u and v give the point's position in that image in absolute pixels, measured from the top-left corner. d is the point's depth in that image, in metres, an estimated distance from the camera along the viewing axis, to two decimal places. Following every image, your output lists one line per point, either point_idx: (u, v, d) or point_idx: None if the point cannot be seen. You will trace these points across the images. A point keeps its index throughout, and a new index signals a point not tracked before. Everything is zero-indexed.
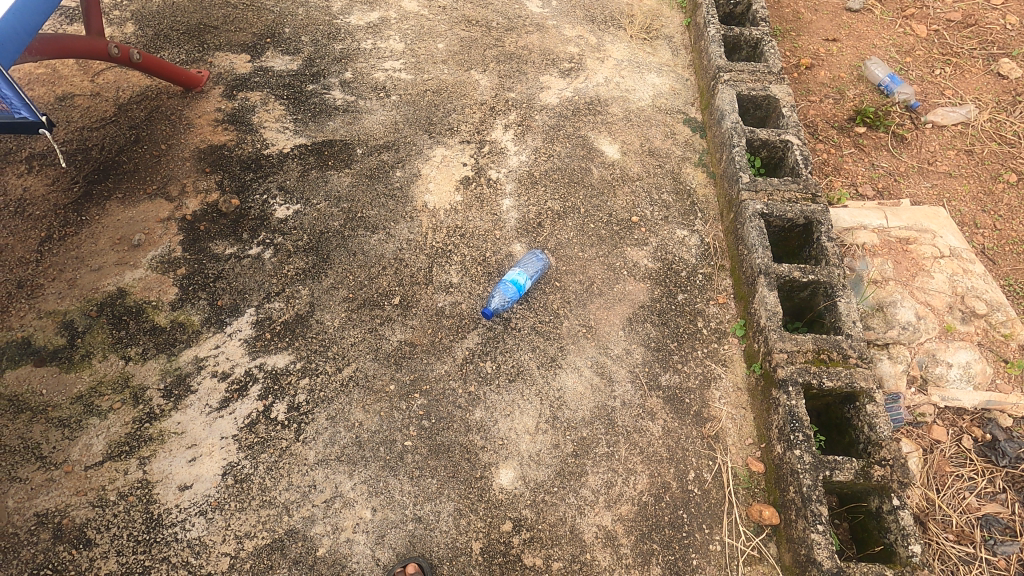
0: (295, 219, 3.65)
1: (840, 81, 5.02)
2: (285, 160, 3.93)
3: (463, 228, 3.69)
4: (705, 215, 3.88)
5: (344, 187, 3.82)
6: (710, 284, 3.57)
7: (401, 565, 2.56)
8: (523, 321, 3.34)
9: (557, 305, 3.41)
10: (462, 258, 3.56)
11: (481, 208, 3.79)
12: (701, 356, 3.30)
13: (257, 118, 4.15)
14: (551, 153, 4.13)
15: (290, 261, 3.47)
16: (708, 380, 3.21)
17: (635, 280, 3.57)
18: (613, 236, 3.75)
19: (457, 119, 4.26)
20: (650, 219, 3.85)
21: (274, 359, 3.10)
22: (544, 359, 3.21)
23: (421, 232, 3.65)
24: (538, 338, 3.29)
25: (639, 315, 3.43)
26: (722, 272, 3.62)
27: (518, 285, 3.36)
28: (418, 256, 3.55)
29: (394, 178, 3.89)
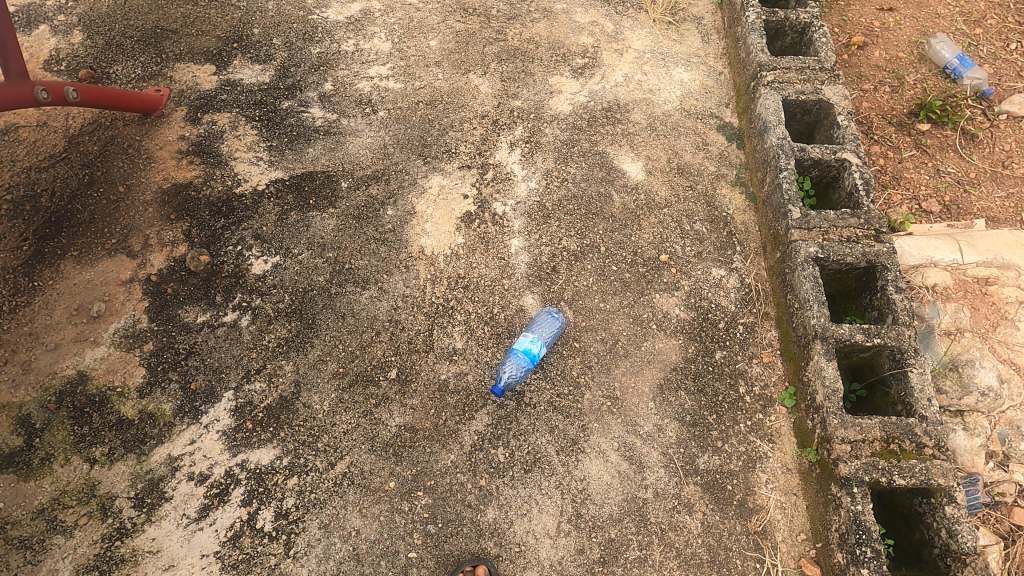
0: (274, 275, 3.19)
1: (898, 63, 4.30)
2: (260, 200, 3.42)
3: (467, 277, 3.22)
4: (745, 249, 3.35)
5: (328, 232, 3.33)
6: (752, 338, 3.10)
7: (470, 564, 2.52)
8: (538, 396, 2.91)
9: (577, 372, 2.98)
10: (467, 317, 3.10)
11: (486, 251, 3.30)
12: (744, 430, 2.88)
13: (226, 147, 3.61)
14: (565, 176, 3.57)
15: (271, 329, 3.04)
16: (753, 462, 2.81)
17: (666, 336, 3.11)
18: (640, 280, 3.26)
19: (455, 137, 3.69)
20: (681, 257, 3.33)
21: (258, 456, 2.74)
22: (564, 443, 2.82)
23: (419, 285, 3.18)
24: (557, 417, 2.87)
25: (671, 380, 2.99)
26: (766, 321, 3.14)
27: (531, 355, 2.91)
28: (415, 316, 3.09)
29: (386, 217, 3.39)
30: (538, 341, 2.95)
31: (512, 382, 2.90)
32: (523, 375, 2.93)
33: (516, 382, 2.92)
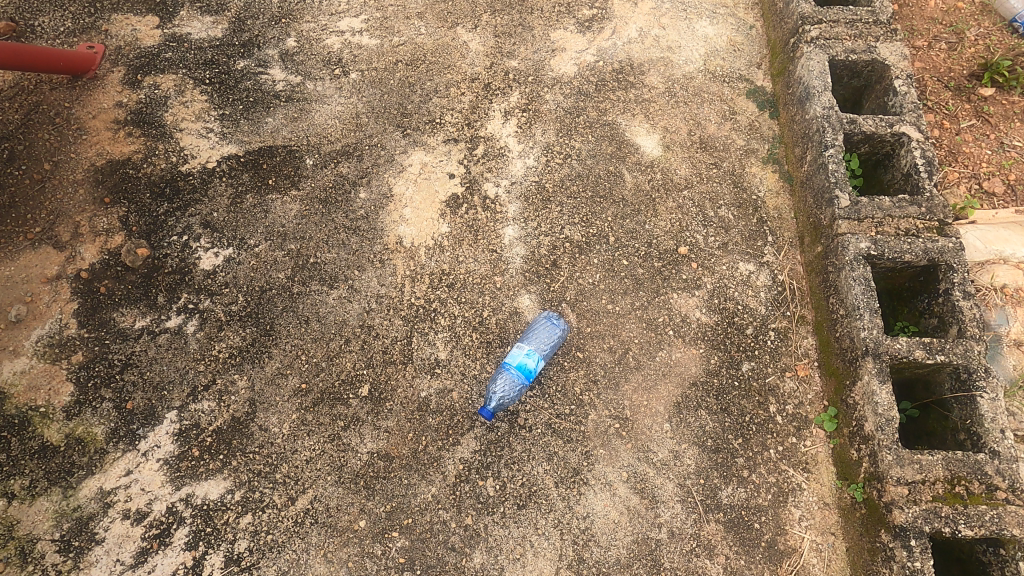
0: (225, 271, 2.72)
1: (957, 15, 3.69)
2: (210, 180, 2.92)
3: (452, 274, 2.76)
4: (778, 240, 2.87)
5: (290, 219, 2.84)
6: (785, 347, 2.66)
7: None
8: (534, 417, 2.49)
9: (580, 388, 2.55)
10: (452, 322, 2.66)
11: (475, 243, 2.83)
12: (775, 458, 2.47)
13: (170, 115, 3.07)
14: (568, 152, 3.05)
15: (221, 336, 2.59)
16: (785, 495, 2.41)
17: (685, 344, 2.66)
18: (654, 277, 2.79)
19: (439, 104, 3.15)
20: (703, 250, 2.85)
21: (205, 489, 2.34)
22: (564, 473, 2.41)
23: (396, 284, 2.73)
24: (556, 442, 2.46)
25: (690, 398, 2.56)
26: (802, 327, 2.69)
27: (526, 371, 2.47)
28: (391, 321, 2.65)
29: (358, 201, 2.89)
30: (538, 354, 2.50)
31: (505, 402, 2.49)
32: (518, 393, 2.51)
33: (510, 402, 2.50)
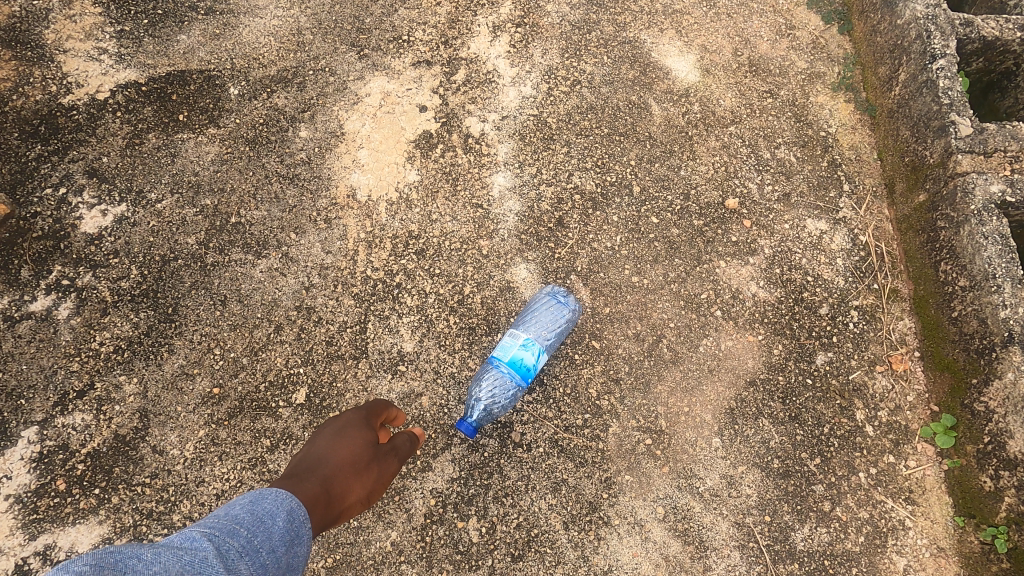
0: (115, 235, 2.01)
1: None
2: (99, 115, 2.18)
3: (422, 237, 2.05)
4: (858, 189, 2.15)
5: (206, 166, 2.12)
6: (873, 331, 1.96)
7: None
8: (535, 432, 1.81)
9: (597, 391, 1.87)
10: (421, 302, 1.96)
11: (453, 196, 2.11)
12: (866, 484, 1.79)
13: (52, 32, 2.28)
14: (578, 77, 2.31)
15: (105, 323, 1.89)
16: (880, 537, 1.74)
17: (737, 329, 1.97)
18: (694, 240, 2.08)
19: (408, 16, 2.39)
20: (758, 203, 2.14)
21: (74, 538, 1.67)
22: (576, 510, 1.74)
23: (347, 251, 2.02)
24: (565, 466, 1.78)
25: (748, 403, 1.87)
26: (896, 304, 1.99)
27: (522, 370, 1.77)
28: (340, 302, 1.95)
29: (297, 141, 2.17)
30: (539, 345, 1.79)
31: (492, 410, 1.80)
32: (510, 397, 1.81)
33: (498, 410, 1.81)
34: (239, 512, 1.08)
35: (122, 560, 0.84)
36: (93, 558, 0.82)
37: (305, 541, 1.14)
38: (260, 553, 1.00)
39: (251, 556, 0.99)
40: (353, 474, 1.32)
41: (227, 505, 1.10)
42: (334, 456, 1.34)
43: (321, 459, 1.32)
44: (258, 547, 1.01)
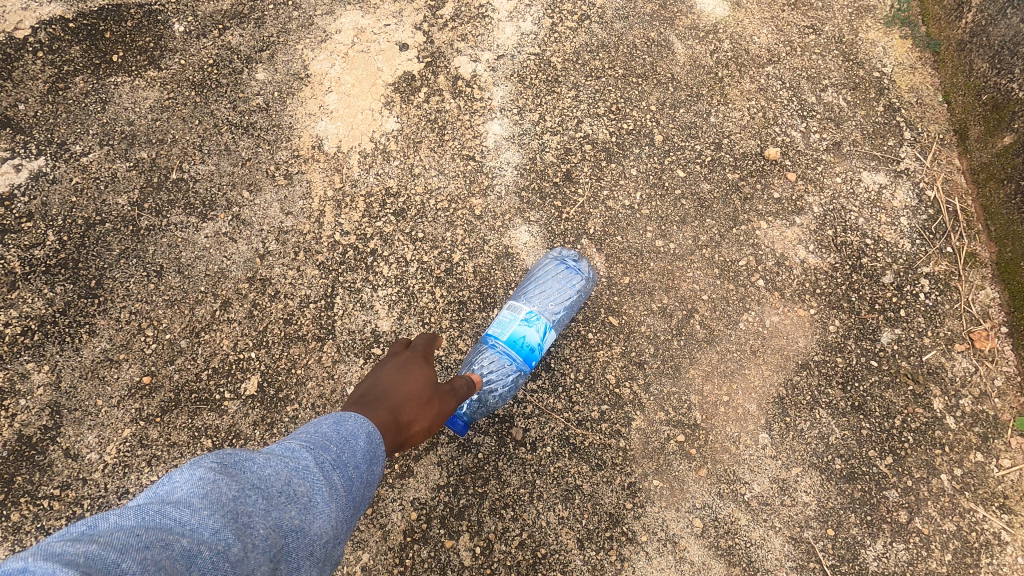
0: (30, 195, 1.66)
1: None
2: (16, 56, 1.82)
3: (402, 194, 1.70)
4: (922, 136, 1.80)
5: (143, 114, 1.77)
6: (948, 303, 1.62)
7: None
8: (541, 428, 1.47)
9: (617, 377, 1.52)
10: (400, 272, 1.61)
11: (440, 146, 1.76)
12: (951, 489, 1.45)
13: None
14: (587, 9, 1.95)
15: (13, 301, 1.55)
16: (972, 555, 1.40)
17: (784, 302, 1.62)
18: (729, 197, 1.73)
19: None
20: (803, 153, 1.79)
21: None
22: (594, 524, 1.40)
23: (310, 212, 1.67)
24: (579, 470, 1.44)
25: (801, 391, 1.53)
26: (975, 270, 1.65)
27: (527, 352, 1.43)
28: (302, 272, 1.60)
29: (253, 85, 1.81)
30: (545, 322, 1.45)
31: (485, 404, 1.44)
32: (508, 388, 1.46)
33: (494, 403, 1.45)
34: (326, 424, 0.98)
35: (233, 464, 0.81)
36: (211, 459, 0.80)
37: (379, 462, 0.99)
38: (351, 470, 0.91)
39: (346, 471, 0.90)
40: (422, 406, 1.14)
41: (313, 420, 1.00)
42: (401, 387, 1.15)
43: (388, 390, 1.13)
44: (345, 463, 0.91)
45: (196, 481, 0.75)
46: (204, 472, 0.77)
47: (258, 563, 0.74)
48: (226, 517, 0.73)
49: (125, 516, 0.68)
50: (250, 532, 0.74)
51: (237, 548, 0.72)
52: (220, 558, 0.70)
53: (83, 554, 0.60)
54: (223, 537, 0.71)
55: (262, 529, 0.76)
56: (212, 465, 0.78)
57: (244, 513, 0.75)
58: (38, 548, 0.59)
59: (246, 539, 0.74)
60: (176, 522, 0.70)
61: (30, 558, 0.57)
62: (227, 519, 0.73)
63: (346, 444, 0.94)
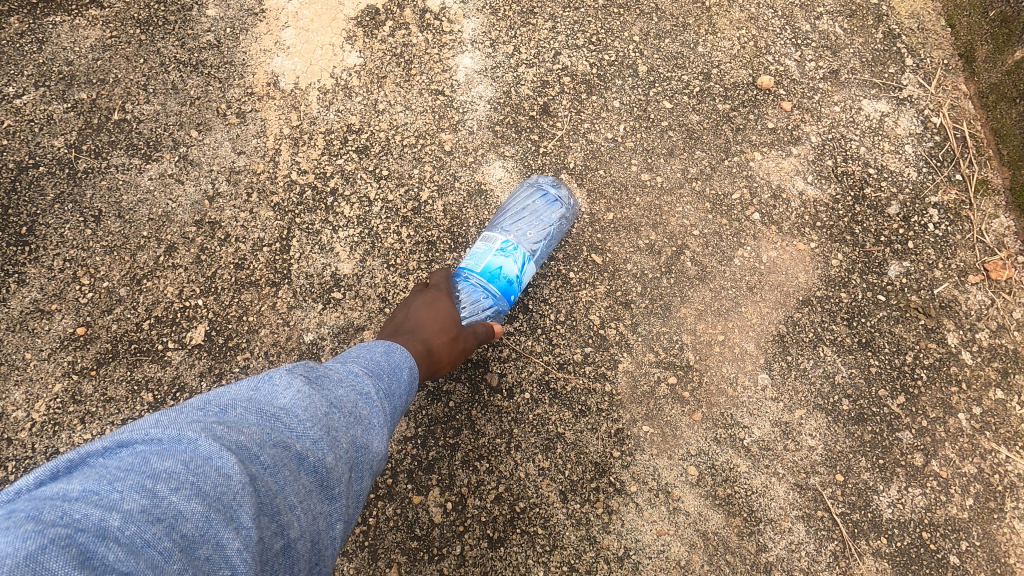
0: None
1: None
2: None
3: (365, 132, 1.56)
4: (926, 61, 1.67)
5: (83, 54, 1.63)
6: (960, 233, 1.49)
7: None
8: (518, 373, 1.33)
9: (601, 319, 1.39)
10: (363, 213, 1.47)
11: (406, 81, 1.62)
12: (970, 429, 1.32)
13: None
14: None
15: None
16: (997, 499, 1.27)
17: (782, 236, 1.49)
18: (720, 128, 1.60)
19: None
20: (798, 82, 1.67)
21: None
22: (578, 475, 1.26)
23: (265, 150, 1.53)
24: (561, 417, 1.30)
25: (803, 328, 1.40)
26: (987, 198, 1.52)
27: (507, 287, 1.31)
28: (254, 214, 1.46)
29: (203, 22, 1.67)
30: (524, 252, 1.31)
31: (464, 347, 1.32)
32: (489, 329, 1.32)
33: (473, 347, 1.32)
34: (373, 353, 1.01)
35: (316, 377, 0.84)
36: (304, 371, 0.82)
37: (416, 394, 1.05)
38: (397, 399, 0.95)
39: (394, 399, 0.94)
40: (452, 340, 1.21)
41: (358, 347, 1.02)
42: (432, 321, 1.22)
43: (419, 324, 1.20)
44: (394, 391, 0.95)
45: (297, 389, 0.79)
46: (301, 382, 0.80)
47: (345, 471, 0.78)
48: (324, 428, 0.77)
49: (246, 411, 0.73)
50: (342, 442, 0.79)
51: (331, 457, 0.76)
52: (322, 464, 0.75)
53: (225, 440, 0.68)
54: (324, 446, 0.75)
55: (346, 442, 0.79)
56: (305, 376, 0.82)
57: (337, 425, 0.79)
58: (191, 429, 0.67)
59: (339, 450, 0.78)
60: (288, 424, 0.75)
61: (186, 441, 0.65)
62: (325, 429, 0.77)
63: (392, 377, 0.97)
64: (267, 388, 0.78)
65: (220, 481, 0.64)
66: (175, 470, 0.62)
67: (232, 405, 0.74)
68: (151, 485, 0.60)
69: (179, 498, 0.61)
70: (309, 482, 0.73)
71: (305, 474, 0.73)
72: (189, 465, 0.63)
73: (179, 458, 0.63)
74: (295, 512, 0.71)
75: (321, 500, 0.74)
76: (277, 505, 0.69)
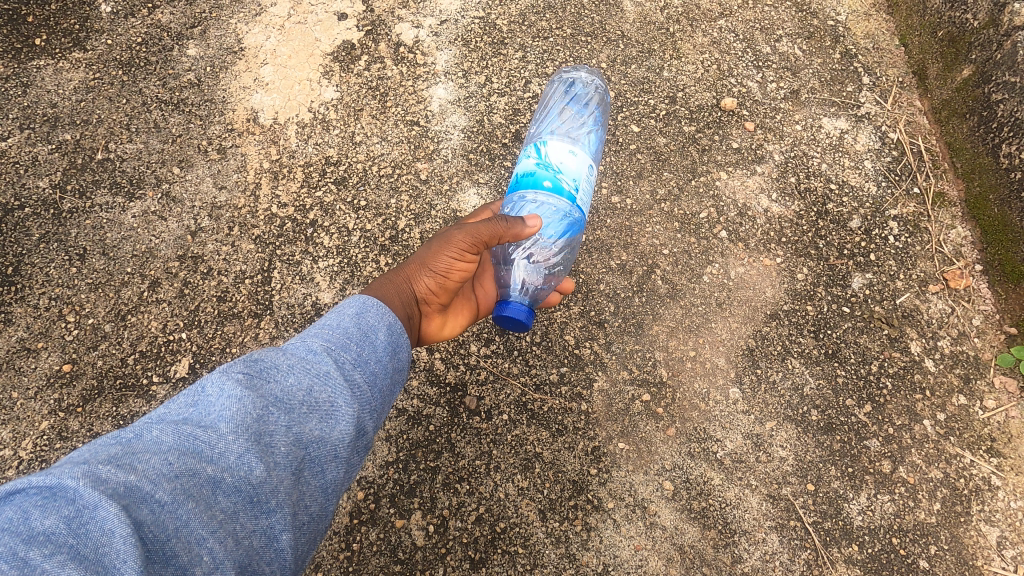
0: None
1: None
2: None
3: (343, 164, 1.61)
4: (882, 79, 1.74)
5: (67, 96, 1.68)
6: (920, 244, 1.55)
7: None
8: (496, 395, 1.37)
9: (576, 338, 1.43)
10: (342, 242, 1.52)
11: (382, 113, 1.67)
12: (936, 435, 1.36)
13: None
14: None
15: None
16: (963, 503, 1.31)
17: (749, 252, 1.54)
18: (686, 150, 1.66)
19: None
20: (760, 103, 1.73)
21: None
22: (556, 493, 1.30)
23: (245, 185, 1.57)
24: (539, 437, 1.34)
25: (771, 341, 1.44)
26: (945, 210, 1.58)
27: (530, 181, 1.25)
28: (236, 247, 1.50)
29: (184, 61, 1.73)
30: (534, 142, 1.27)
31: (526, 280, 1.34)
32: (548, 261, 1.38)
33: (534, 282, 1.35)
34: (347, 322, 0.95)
35: (259, 372, 0.80)
36: (239, 371, 0.79)
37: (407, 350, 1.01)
38: (369, 365, 0.90)
39: (367, 366, 0.90)
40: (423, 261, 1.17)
41: (332, 311, 0.97)
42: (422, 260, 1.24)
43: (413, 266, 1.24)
44: (366, 359, 0.91)
45: (228, 396, 0.75)
46: (233, 386, 0.76)
47: (281, 479, 0.74)
48: (251, 438, 0.73)
49: (162, 434, 0.69)
50: (272, 452, 0.74)
51: (260, 470, 0.72)
52: (246, 480, 0.71)
53: (114, 484, 0.63)
54: (248, 461, 0.71)
55: (283, 446, 0.76)
56: (241, 378, 0.77)
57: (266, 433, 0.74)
58: (82, 472, 0.62)
59: (270, 459, 0.74)
60: (206, 443, 0.70)
61: (71, 490, 0.60)
62: (254, 441, 0.73)
63: (364, 340, 0.93)
64: (200, 401, 0.74)
65: (104, 539, 0.58)
66: (53, 530, 0.57)
67: (149, 428, 0.70)
68: (22, 553, 0.54)
69: (52, 564, 0.55)
70: (230, 504, 0.69)
71: (223, 497, 0.69)
72: (73, 521, 0.58)
73: (63, 512, 0.58)
74: (207, 545, 0.66)
75: (249, 519, 0.70)
76: (176, 545, 0.64)
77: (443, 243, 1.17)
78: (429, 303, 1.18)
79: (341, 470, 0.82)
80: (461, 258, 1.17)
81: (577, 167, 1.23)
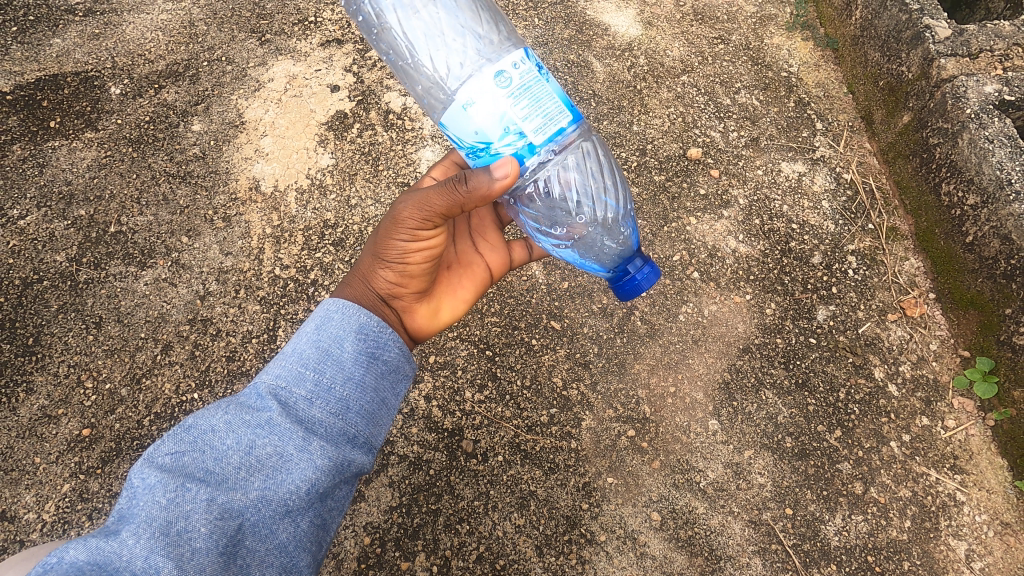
0: None
1: None
2: None
3: (340, 225, 1.73)
4: (833, 125, 1.90)
5: (81, 173, 1.80)
6: (878, 276, 1.68)
7: None
8: (491, 436, 1.46)
9: (564, 379, 1.53)
10: None
11: (374, 176, 1.80)
12: (903, 455, 1.47)
13: None
14: None
15: None
16: (932, 519, 1.40)
17: (720, 291, 1.66)
18: (658, 197, 1.79)
19: None
20: (724, 151, 1.88)
21: None
22: (551, 528, 1.38)
23: (250, 250, 1.69)
24: (533, 475, 1.43)
25: (745, 374, 1.55)
26: (898, 243, 1.72)
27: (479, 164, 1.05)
28: (244, 308, 1.61)
29: (189, 136, 1.86)
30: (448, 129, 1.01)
31: (567, 219, 1.28)
32: (579, 181, 1.27)
33: (581, 217, 1.28)
34: (304, 347, 0.99)
35: (189, 447, 0.87)
36: (163, 457, 0.85)
37: (393, 347, 1.07)
38: (326, 395, 0.95)
39: (327, 395, 0.95)
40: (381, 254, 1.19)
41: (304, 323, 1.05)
42: None
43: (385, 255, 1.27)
44: (329, 385, 0.96)
45: (144, 490, 0.82)
46: (150, 478, 0.83)
47: (209, 560, 0.80)
48: (155, 537, 0.78)
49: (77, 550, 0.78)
50: (183, 544, 0.79)
51: (171, 565, 0.77)
52: None
53: None
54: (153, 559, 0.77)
55: (204, 527, 0.81)
56: (164, 462, 0.85)
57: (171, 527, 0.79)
58: None
59: (185, 548, 0.79)
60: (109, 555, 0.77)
61: None
62: (161, 536, 0.78)
63: (329, 360, 0.99)
64: (128, 497, 0.83)
65: None
66: None
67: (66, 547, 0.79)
68: None
69: None
70: None
71: None
72: None
73: None
74: None
75: None
76: None
77: (392, 225, 1.14)
78: (400, 295, 1.22)
79: (294, 523, 0.87)
80: (414, 240, 1.15)
81: (487, 122, 0.97)
